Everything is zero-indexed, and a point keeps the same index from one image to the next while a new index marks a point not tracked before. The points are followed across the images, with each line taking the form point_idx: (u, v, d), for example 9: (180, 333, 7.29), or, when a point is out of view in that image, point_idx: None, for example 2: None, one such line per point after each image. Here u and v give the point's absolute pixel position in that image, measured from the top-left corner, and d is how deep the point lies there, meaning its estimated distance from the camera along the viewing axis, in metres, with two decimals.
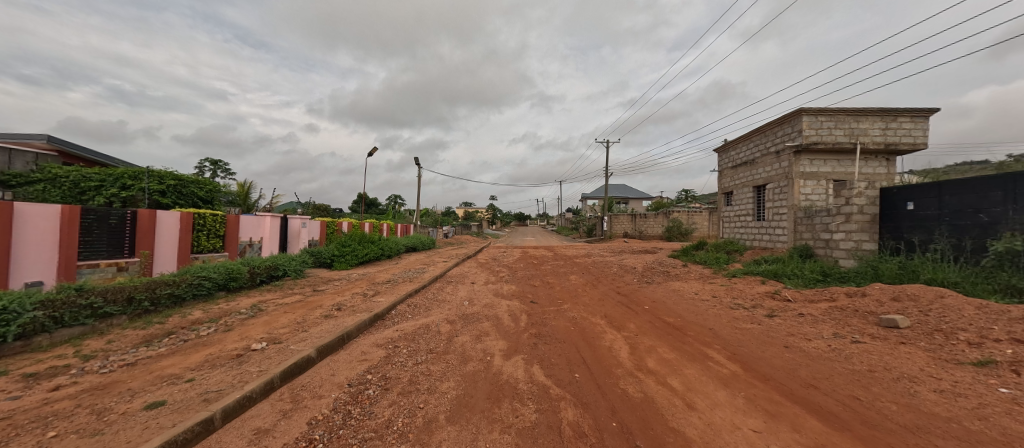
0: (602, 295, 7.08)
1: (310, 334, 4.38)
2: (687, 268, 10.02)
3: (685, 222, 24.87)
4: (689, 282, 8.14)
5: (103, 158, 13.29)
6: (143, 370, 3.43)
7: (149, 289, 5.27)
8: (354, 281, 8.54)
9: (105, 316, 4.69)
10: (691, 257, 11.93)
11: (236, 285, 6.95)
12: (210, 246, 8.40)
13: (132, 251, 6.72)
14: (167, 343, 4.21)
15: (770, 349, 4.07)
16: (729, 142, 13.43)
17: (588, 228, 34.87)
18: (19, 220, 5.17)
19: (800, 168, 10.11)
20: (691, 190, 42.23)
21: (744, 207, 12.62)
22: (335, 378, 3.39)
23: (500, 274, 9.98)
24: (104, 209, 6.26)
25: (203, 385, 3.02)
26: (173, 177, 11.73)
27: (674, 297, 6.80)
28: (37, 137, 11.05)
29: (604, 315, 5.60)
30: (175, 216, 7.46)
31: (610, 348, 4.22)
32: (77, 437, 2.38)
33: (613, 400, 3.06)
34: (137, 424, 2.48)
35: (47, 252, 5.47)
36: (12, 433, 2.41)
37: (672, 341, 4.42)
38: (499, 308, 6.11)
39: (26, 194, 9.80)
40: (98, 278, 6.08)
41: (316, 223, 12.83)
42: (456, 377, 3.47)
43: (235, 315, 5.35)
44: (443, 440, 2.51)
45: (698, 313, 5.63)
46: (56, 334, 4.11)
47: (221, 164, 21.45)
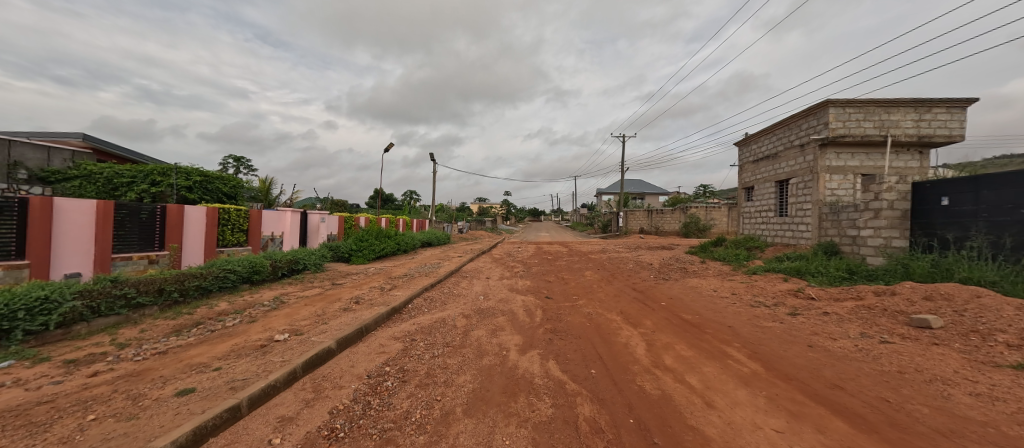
0: (618, 291, 7.01)
1: (330, 326, 4.48)
2: (705, 265, 9.84)
3: (703, 218, 24.40)
4: (708, 279, 7.98)
5: (134, 155, 13.88)
6: (173, 358, 3.57)
7: (178, 281, 5.47)
8: (371, 275, 8.69)
9: (138, 307, 4.91)
10: (709, 253, 11.71)
11: (259, 277, 7.16)
12: (234, 240, 8.69)
13: (162, 244, 6.99)
14: (195, 332, 4.38)
15: (792, 348, 3.97)
16: (750, 135, 13.04)
17: (603, 224, 34.51)
18: (58, 215, 5.46)
19: (825, 162, 9.76)
20: (709, 185, 41.21)
21: (765, 203, 12.29)
22: (355, 369, 3.47)
23: (514, 269, 10.00)
24: (136, 204, 6.52)
25: (230, 374, 3.12)
26: (199, 173, 12.13)
27: (691, 294, 6.67)
28: (74, 135, 11.62)
29: (620, 312, 5.54)
30: (201, 211, 7.73)
31: (626, 344, 4.18)
32: (114, 420, 2.51)
33: (630, 397, 3.03)
34: (169, 410, 2.59)
35: (85, 245, 5.75)
36: (54, 415, 2.55)
37: (690, 338, 4.35)
38: (514, 303, 6.12)
39: (65, 191, 10.34)
40: (131, 270, 6.36)
41: (334, 218, 13.09)
42: (472, 370, 3.50)
43: (258, 307, 5.52)
44: (461, 432, 2.54)
45: (717, 311, 5.51)
46: (94, 322, 4.33)
47: (243, 161, 22.05)
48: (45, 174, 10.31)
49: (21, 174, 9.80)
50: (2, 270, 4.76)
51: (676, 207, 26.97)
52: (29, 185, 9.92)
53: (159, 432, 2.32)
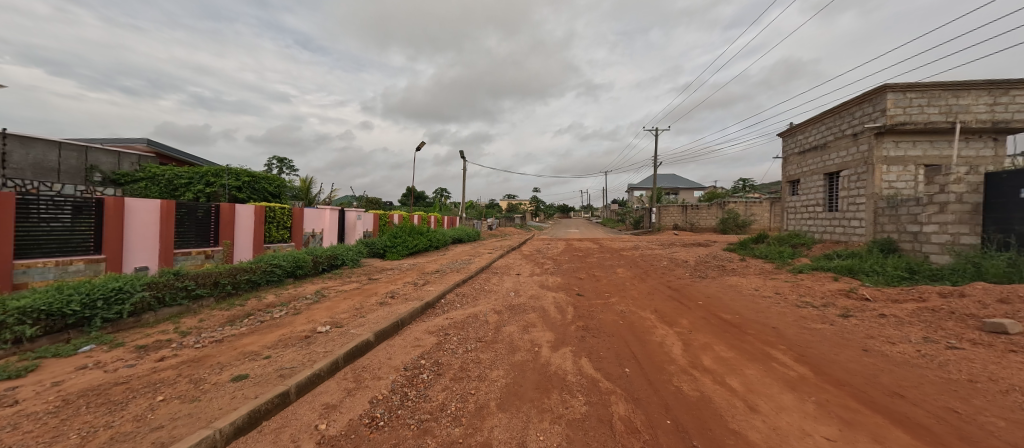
0: (652, 289, 6.82)
1: (367, 320, 4.65)
2: (745, 263, 9.40)
3: (742, 214, 23.31)
4: (749, 277, 7.61)
5: (191, 158, 15.01)
6: (229, 346, 3.83)
7: (231, 275, 5.85)
8: (404, 271, 8.91)
9: (198, 298, 5.30)
10: (749, 250, 11.18)
11: (302, 272, 7.54)
12: (279, 237, 9.20)
13: (216, 241, 7.53)
14: (247, 322, 4.68)
15: (844, 352, 3.71)
16: (796, 125, 12.27)
17: (635, 220, 33.66)
18: (132, 215, 6.01)
19: (881, 152, 9.01)
20: (749, 179, 39.21)
21: (812, 197, 11.55)
22: (392, 361, 3.59)
23: (544, 266, 9.95)
24: (193, 203, 7.05)
25: (279, 362, 3.32)
26: (247, 174, 12.95)
27: (730, 293, 6.39)
28: (139, 141, 12.67)
29: (654, 310, 5.40)
30: (249, 209, 8.23)
31: (662, 343, 4.07)
32: (180, 402, 2.73)
33: (667, 398, 2.94)
34: (226, 394, 2.79)
35: (152, 241, 6.30)
36: (130, 395, 2.82)
37: (730, 339, 4.17)
38: (545, 299, 6.11)
39: (133, 191, 11.35)
40: (190, 264, 6.90)
41: (369, 216, 13.56)
42: (505, 366, 3.53)
43: (302, 300, 5.83)
44: (495, 426, 2.57)
45: (760, 311, 5.24)
46: (160, 312, 4.73)
47: (285, 163, 23.32)
48: (117, 177, 11.34)
49: (97, 177, 10.81)
50: (83, 263, 5.29)
51: (712, 202, 25.92)
52: (104, 187, 10.96)
53: (219, 413, 2.51)
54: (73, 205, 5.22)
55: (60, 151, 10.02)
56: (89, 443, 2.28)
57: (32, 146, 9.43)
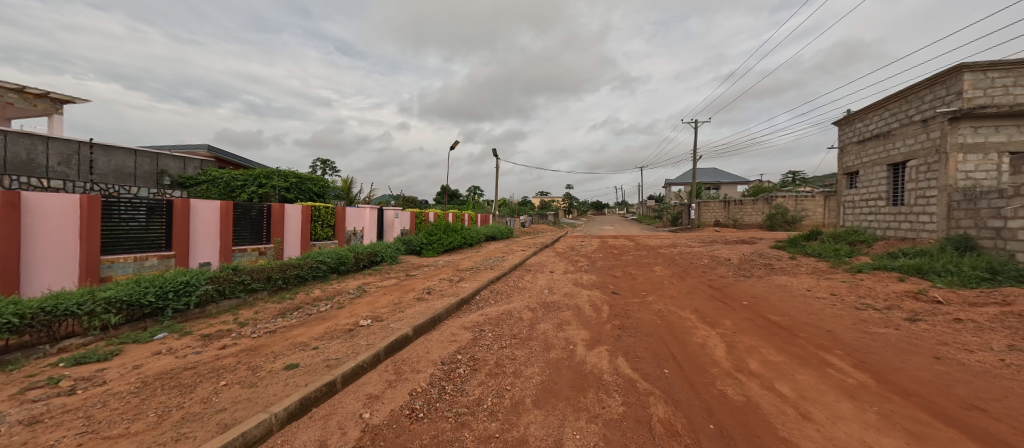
0: (691, 287, 6.58)
1: (406, 315, 4.81)
2: (795, 261, 8.82)
3: (792, 209, 21.86)
4: (799, 277, 7.14)
5: (245, 162, 16.15)
6: (281, 336, 4.10)
7: (282, 271, 6.25)
8: (440, 268, 9.12)
9: (253, 291, 5.72)
10: (800, 248, 10.49)
11: (344, 268, 7.92)
12: (323, 234, 9.71)
13: (269, 238, 8.06)
14: (297, 315, 4.99)
15: (912, 359, 3.39)
16: (854, 112, 11.34)
17: (673, 217, 32.30)
18: (196, 215, 6.54)
19: (956, 139, 8.13)
20: (799, 172, 36.42)
21: (873, 189, 10.64)
22: (430, 355, 3.69)
23: (579, 263, 9.82)
24: (247, 204, 7.59)
25: (325, 353, 3.50)
26: (294, 175, 13.81)
27: (779, 293, 6.02)
28: (201, 147, 13.85)
29: (695, 309, 5.21)
30: (297, 207, 8.71)
31: (704, 345, 3.90)
32: (240, 386, 2.96)
33: (709, 401, 2.82)
34: (280, 381, 2.99)
35: (213, 239, 6.83)
36: (198, 378, 3.10)
37: (779, 342, 3.93)
38: (580, 297, 6.04)
39: (197, 193, 12.44)
40: (246, 260, 7.45)
41: (406, 213, 13.99)
42: (540, 363, 3.53)
43: (345, 294, 6.15)
44: (531, 423, 2.57)
45: (812, 313, 4.90)
46: (221, 303, 5.15)
47: (327, 164, 24.51)
48: (183, 180, 12.39)
49: (166, 180, 11.86)
50: (156, 259, 5.85)
51: (758, 197, 24.52)
52: (172, 189, 12.05)
53: (273, 399, 2.69)
54: (146, 207, 5.76)
55: (136, 158, 10.94)
56: (164, 421, 2.51)
57: (114, 154, 10.33)
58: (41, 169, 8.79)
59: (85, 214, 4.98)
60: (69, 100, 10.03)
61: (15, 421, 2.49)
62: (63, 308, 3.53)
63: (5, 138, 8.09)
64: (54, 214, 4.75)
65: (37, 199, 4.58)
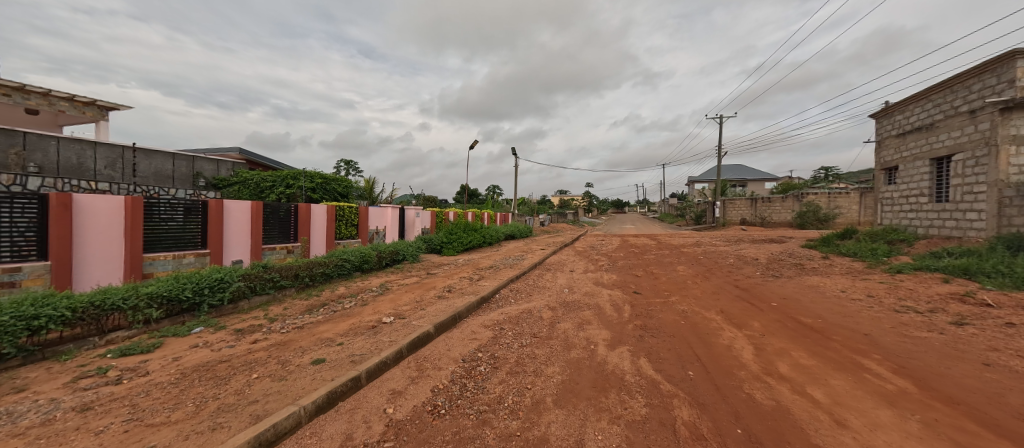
0: (716, 288, 6.40)
1: (427, 312, 4.88)
2: (828, 261, 8.44)
3: (825, 207, 20.88)
4: (832, 277, 6.83)
5: (273, 164, 16.77)
6: (308, 332, 4.23)
7: (309, 268, 6.45)
8: (459, 267, 9.20)
9: (282, 288, 5.93)
10: (833, 247, 10.02)
11: (367, 266, 8.10)
12: (347, 234, 9.97)
13: (296, 237, 8.34)
14: (323, 311, 5.15)
15: (958, 366, 3.18)
16: (893, 103, 10.75)
17: (695, 215, 31.37)
18: (229, 214, 6.84)
19: (1007, 131, 7.60)
20: (832, 167, 34.22)
21: (914, 185, 10.07)
22: (451, 353, 3.73)
23: (599, 262, 9.71)
24: (276, 204, 7.87)
25: (350, 349, 3.60)
26: (320, 176, 14.23)
27: (810, 294, 5.78)
28: (232, 150, 14.48)
29: (720, 310, 5.07)
30: (322, 207, 8.96)
31: (731, 347, 3.79)
32: (271, 379, 3.08)
33: (736, 405, 2.74)
34: (308, 375, 3.09)
35: (244, 238, 7.12)
36: (232, 371, 3.24)
37: (810, 345, 3.78)
38: (601, 297, 5.97)
39: (229, 194, 13.01)
40: (275, 258, 7.74)
41: (426, 213, 14.20)
42: (561, 362, 3.51)
43: (368, 292, 6.29)
44: (552, 422, 2.56)
45: (847, 316, 4.68)
46: (253, 299, 5.37)
47: (350, 165, 25.13)
48: (217, 182, 12.95)
49: (202, 182, 12.40)
50: (193, 257, 6.16)
51: (788, 194, 23.62)
52: (207, 190, 12.61)
53: (302, 392, 2.78)
54: (183, 207, 6.06)
55: (174, 161, 11.51)
56: (202, 411, 2.64)
57: (154, 158, 10.93)
58: (90, 172, 9.47)
59: (129, 214, 5.28)
60: (114, 107, 10.69)
61: (69, 407, 2.67)
62: (110, 302, 3.77)
63: (58, 143, 8.81)
64: (102, 215, 5.05)
65: (87, 201, 4.90)
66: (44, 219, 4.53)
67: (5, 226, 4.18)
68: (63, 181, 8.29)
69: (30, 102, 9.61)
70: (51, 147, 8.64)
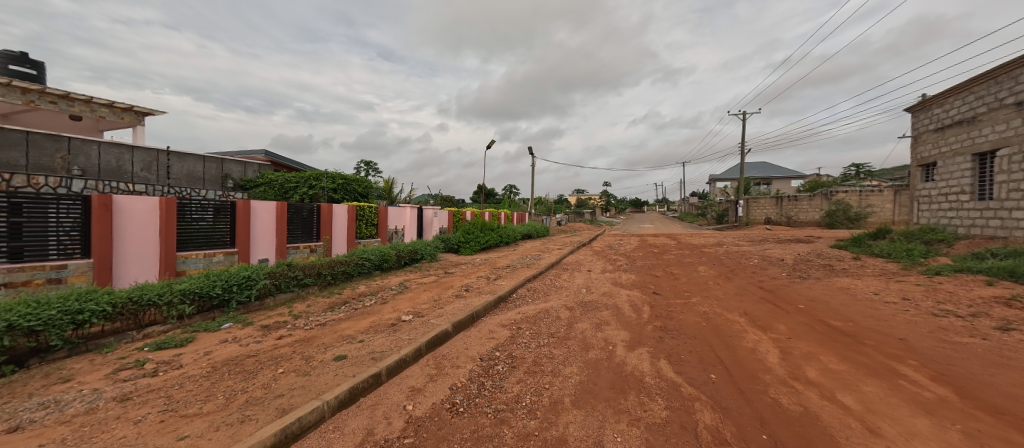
0: (739, 289, 6.23)
1: (445, 311, 4.93)
2: (859, 262, 8.09)
3: (856, 205, 19.99)
4: (864, 279, 6.54)
5: (296, 165, 17.28)
6: (330, 329, 4.34)
7: (331, 267, 6.62)
8: (476, 266, 9.25)
9: (306, 286, 6.10)
10: (865, 248, 9.59)
11: (387, 265, 8.25)
12: (367, 233, 10.17)
13: (318, 236, 8.56)
14: (345, 309, 5.28)
15: (1005, 374, 2.99)
16: (931, 96, 10.21)
17: (717, 215, 30.50)
18: (255, 215, 7.08)
19: None
20: (865, 163, 32.12)
21: (954, 182, 9.55)
22: (469, 351, 3.76)
23: (617, 262, 9.60)
24: (299, 204, 8.10)
25: (371, 346, 3.67)
26: (341, 177, 14.57)
27: (841, 297, 5.55)
28: (258, 152, 14.99)
29: (743, 312, 4.93)
30: (343, 207, 9.17)
31: (755, 350, 3.68)
32: (295, 374, 3.17)
33: (761, 410, 2.66)
34: (330, 371, 3.17)
35: (270, 237, 7.36)
36: (260, 365, 3.36)
37: (840, 349, 3.63)
38: (619, 297, 5.90)
39: (256, 195, 13.39)
40: (299, 256, 7.97)
41: (444, 213, 14.35)
42: (579, 363, 3.49)
43: (388, 290, 6.41)
44: (571, 423, 2.54)
45: (880, 319, 4.48)
46: (278, 296, 5.55)
47: (370, 166, 25.65)
48: (244, 183, 13.31)
49: (230, 183, 12.78)
50: (222, 255, 6.42)
51: (816, 193, 22.75)
52: (235, 191, 12.96)
53: (325, 388, 2.86)
54: (213, 207, 6.31)
55: (204, 164, 11.94)
56: (232, 403, 2.75)
57: (186, 161, 11.41)
58: (128, 174, 9.99)
59: (164, 214, 5.53)
60: (149, 113, 11.27)
61: (110, 397, 2.83)
62: (146, 298, 3.98)
63: (99, 148, 9.31)
64: (140, 215, 5.32)
65: (126, 201, 5.17)
66: (88, 219, 4.83)
67: (52, 227, 4.48)
68: (104, 183, 8.77)
69: (75, 109, 10.21)
70: (93, 152, 9.16)
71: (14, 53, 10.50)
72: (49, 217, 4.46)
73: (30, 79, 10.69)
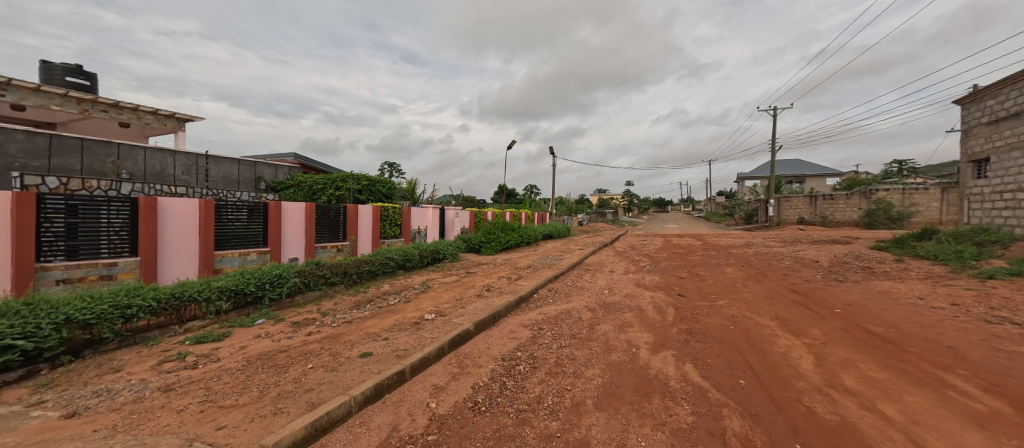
0: (770, 292, 6.01)
1: (467, 310, 4.97)
2: (902, 265, 7.64)
3: (898, 205, 18.87)
4: (907, 283, 6.17)
5: (325, 167, 17.84)
6: (356, 327, 4.46)
7: (356, 266, 6.80)
8: (497, 266, 9.29)
9: (333, 284, 6.30)
10: (908, 250, 9.03)
11: (410, 264, 8.41)
12: (391, 233, 10.40)
13: (344, 236, 8.82)
14: (371, 307, 5.43)
15: None
16: (982, 87, 9.52)
17: (745, 214, 29.37)
18: (285, 215, 7.35)
19: None
20: (908, 159, 30.09)
21: (1009, 179, 8.88)
22: (490, 351, 3.79)
23: (641, 263, 9.43)
24: (326, 205, 8.37)
25: (395, 344, 3.76)
26: (365, 178, 14.95)
27: (881, 301, 5.25)
28: (289, 155, 15.54)
29: (774, 316, 4.75)
30: (367, 208, 9.39)
31: (787, 355, 3.54)
32: (323, 370, 3.28)
33: (794, 418, 2.56)
34: (356, 367, 3.26)
35: (299, 237, 7.63)
36: (291, 360, 3.50)
37: (880, 356, 3.44)
38: (642, 299, 5.80)
39: (287, 197, 13.97)
40: (326, 255, 8.23)
41: (466, 213, 14.50)
42: (601, 364, 3.45)
43: (411, 289, 6.55)
44: (593, 425, 2.52)
45: (925, 326, 4.21)
46: (307, 294, 5.76)
47: (392, 167, 26.21)
48: (275, 185, 13.88)
49: (262, 185, 13.37)
50: (255, 254, 6.73)
51: (854, 191, 21.59)
52: (267, 193, 13.56)
53: (352, 384, 2.94)
54: (247, 208, 6.60)
55: (239, 167, 12.55)
56: (264, 396, 2.86)
57: (223, 164, 11.96)
58: (170, 177, 10.58)
59: (202, 214, 5.82)
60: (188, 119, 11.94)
61: (156, 387, 3.01)
62: (187, 294, 4.22)
63: (145, 153, 9.92)
64: (181, 215, 5.63)
65: (168, 202, 5.47)
66: (135, 219, 5.16)
67: (104, 227, 4.81)
68: (150, 186, 9.32)
69: (122, 117, 10.93)
70: (139, 157, 9.75)
71: (71, 65, 11.31)
72: (101, 218, 4.79)
73: (85, 90, 11.51)
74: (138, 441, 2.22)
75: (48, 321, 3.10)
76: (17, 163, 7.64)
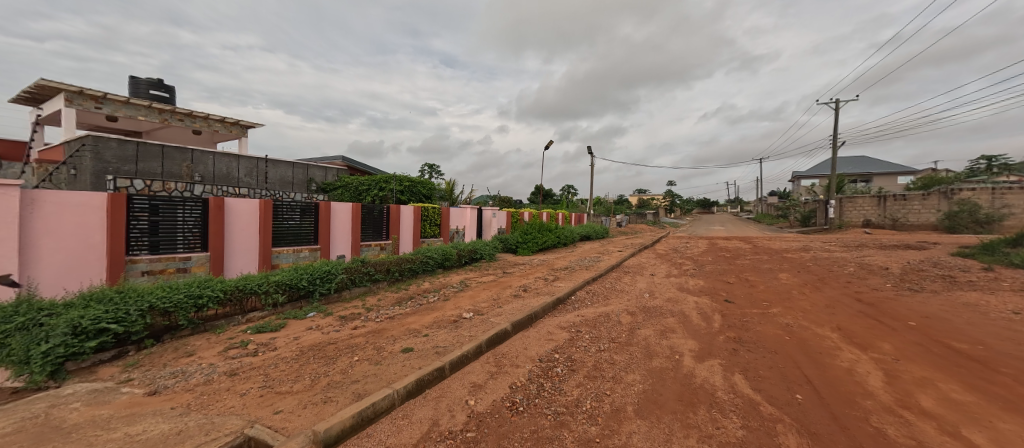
0: (830, 301, 5.55)
1: (505, 310, 5.02)
2: (993, 274, 6.77)
3: (986, 206, 16.69)
4: (999, 295, 5.47)
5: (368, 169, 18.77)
6: (398, 323, 4.64)
7: (398, 264, 7.07)
8: (534, 267, 9.32)
9: (376, 281, 6.59)
10: (1000, 258, 7.98)
11: (448, 264, 8.61)
12: (430, 233, 10.71)
13: (387, 235, 9.19)
14: (413, 303, 5.64)
15: None
16: None
17: (802, 216, 27.22)
18: (334, 215, 7.78)
19: None
20: (999, 155, 26.45)
21: None
22: (528, 352, 3.80)
23: (684, 267, 9.06)
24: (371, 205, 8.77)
25: (434, 341, 3.87)
26: (407, 179, 15.51)
27: (967, 315, 4.68)
28: (336, 158, 16.51)
29: (836, 327, 4.39)
30: (408, 208, 9.71)
31: (852, 371, 3.26)
32: (368, 363, 3.44)
33: (859, 439, 2.35)
34: (398, 362, 3.39)
35: (345, 235, 8.05)
36: (339, 352, 3.71)
37: (964, 377, 3.07)
38: (685, 304, 5.57)
39: (336, 198, 14.68)
40: (371, 253, 8.62)
41: (502, 213, 14.63)
42: (642, 370, 3.37)
43: (450, 288, 6.72)
44: (634, 432, 2.46)
45: (1022, 345, 3.70)
46: (353, 289, 6.07)
47: (430, 168, 26.98)
48: (325, 186, 14.74)
49: (313, 186, 14.27)
50: (307, 251, 7.20)
51: (931, 191, 19.36)
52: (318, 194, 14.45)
53: (394, 377, 3.07)
54: (300, 208, 7.06)
55: (293, 169, 13.46)
56: (316, 385, 3.06)
57: (279, 167, 12.90)
58: (235, 180, 11.58)
59: (261, 213, 6.31)
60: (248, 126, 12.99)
61: (222, 371, 3.30)
62: (249, 287, 4.60)
63: (214, 158, 10.92)
64: (243, 214, 6.14)
65: (233, 202, 5.98)
66: (206, 217, 5.70)
67: (179, 224, 5.35)
68: (217, 188, 10.25)
69: (196, 125, 11.99)
70: (209, 161, 10.75)
71: (154, 79, 12.68)
72: (178, 216, 5.33)
73: (164, 102, 12.87)
74: (209, 420, 2.45)
75: (136, 308, 3.51)
76: (112, 167, 8.70)
